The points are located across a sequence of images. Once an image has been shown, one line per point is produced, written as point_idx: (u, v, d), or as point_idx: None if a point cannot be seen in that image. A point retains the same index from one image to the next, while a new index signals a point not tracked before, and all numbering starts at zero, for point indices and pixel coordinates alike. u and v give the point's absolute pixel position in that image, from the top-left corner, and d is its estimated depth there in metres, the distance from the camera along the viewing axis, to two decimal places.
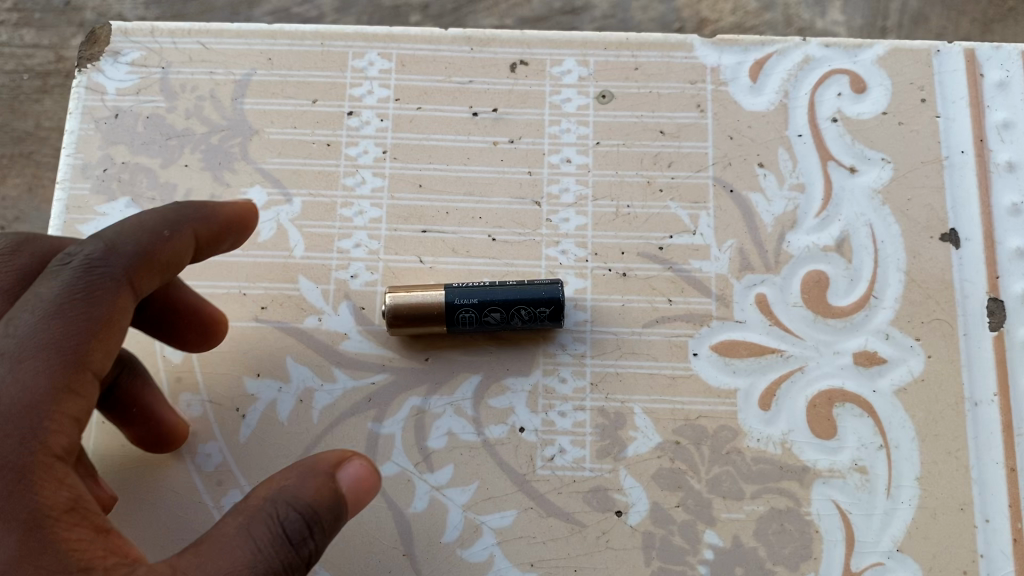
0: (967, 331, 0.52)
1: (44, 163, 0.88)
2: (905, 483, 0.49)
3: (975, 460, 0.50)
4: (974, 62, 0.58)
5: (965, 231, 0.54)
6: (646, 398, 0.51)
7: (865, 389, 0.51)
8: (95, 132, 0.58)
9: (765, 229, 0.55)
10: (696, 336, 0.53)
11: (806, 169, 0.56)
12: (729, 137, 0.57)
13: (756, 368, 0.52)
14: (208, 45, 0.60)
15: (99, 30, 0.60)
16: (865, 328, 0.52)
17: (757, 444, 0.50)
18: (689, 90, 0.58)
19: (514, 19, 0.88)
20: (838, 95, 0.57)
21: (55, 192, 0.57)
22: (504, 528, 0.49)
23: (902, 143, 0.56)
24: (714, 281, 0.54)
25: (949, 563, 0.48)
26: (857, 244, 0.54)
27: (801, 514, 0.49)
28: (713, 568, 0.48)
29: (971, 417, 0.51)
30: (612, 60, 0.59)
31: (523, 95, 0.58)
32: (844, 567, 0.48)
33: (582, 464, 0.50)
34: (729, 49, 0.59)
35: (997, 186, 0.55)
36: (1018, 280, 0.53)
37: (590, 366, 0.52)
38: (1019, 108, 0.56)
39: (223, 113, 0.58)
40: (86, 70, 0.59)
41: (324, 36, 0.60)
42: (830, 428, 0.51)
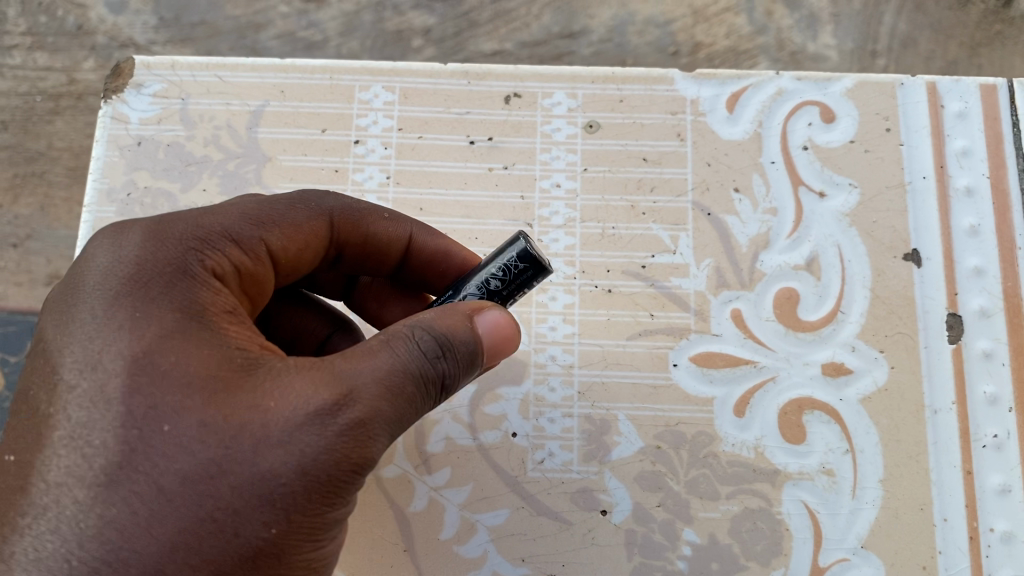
0: (928, 344, 0.56)
1: (54, 183, 1.06)
2: (869, 485, 0.53)
3: (934, 463, 0.53)
4: (935, 94, 0.61)
5: (926, 251, 0.58)
6: (629, 406, 0.55)
7: (833, 397, 0.55)
8: (121, 158, 0.62)
9: (740, 249, 0.58)
10: (676, 348, 0.56)
11: (779, 194, 0.60)
12: (707, 164, 0.61)
13: (731, 378, 0.56)
14: (224, 78, 0.64)
15: (124, 62, 0.64)
16: (833, 341, 0.56)
17: (732, 448, 0.54)
18: (670, 120, 0.62)
19: (515, 43, 1.07)
20: (809, 124, 0.61)
21: (83, 214, 0.61)
22: (498, 525, 0.53)
23: (868, 169, 0.60)
24: (692, 298, 0.57)
25: (910, 559, 0.52)
26: (825, 262, 0.58)
27: (771, 514, 0.53)
28: (690, 563, 0.52)
29: (931, 424, 0.54)
30: (598, 93, 0.63)
31: (516, 125, 0.62)
32: (812, 562, 0.52)
33: (570, 466, 0.54)
34: (707, 82, 0.63)
35: (956, 210, 0.59)
36: (975, 297, 0.57)
37: (577, 375, 0.56)
38: (977, 136, 0.60)
39: (238, 141, 0.62)
40: (111, 100, 0.63)
41: (332, 71, 0.64)
42: (800, 433, 0.54)
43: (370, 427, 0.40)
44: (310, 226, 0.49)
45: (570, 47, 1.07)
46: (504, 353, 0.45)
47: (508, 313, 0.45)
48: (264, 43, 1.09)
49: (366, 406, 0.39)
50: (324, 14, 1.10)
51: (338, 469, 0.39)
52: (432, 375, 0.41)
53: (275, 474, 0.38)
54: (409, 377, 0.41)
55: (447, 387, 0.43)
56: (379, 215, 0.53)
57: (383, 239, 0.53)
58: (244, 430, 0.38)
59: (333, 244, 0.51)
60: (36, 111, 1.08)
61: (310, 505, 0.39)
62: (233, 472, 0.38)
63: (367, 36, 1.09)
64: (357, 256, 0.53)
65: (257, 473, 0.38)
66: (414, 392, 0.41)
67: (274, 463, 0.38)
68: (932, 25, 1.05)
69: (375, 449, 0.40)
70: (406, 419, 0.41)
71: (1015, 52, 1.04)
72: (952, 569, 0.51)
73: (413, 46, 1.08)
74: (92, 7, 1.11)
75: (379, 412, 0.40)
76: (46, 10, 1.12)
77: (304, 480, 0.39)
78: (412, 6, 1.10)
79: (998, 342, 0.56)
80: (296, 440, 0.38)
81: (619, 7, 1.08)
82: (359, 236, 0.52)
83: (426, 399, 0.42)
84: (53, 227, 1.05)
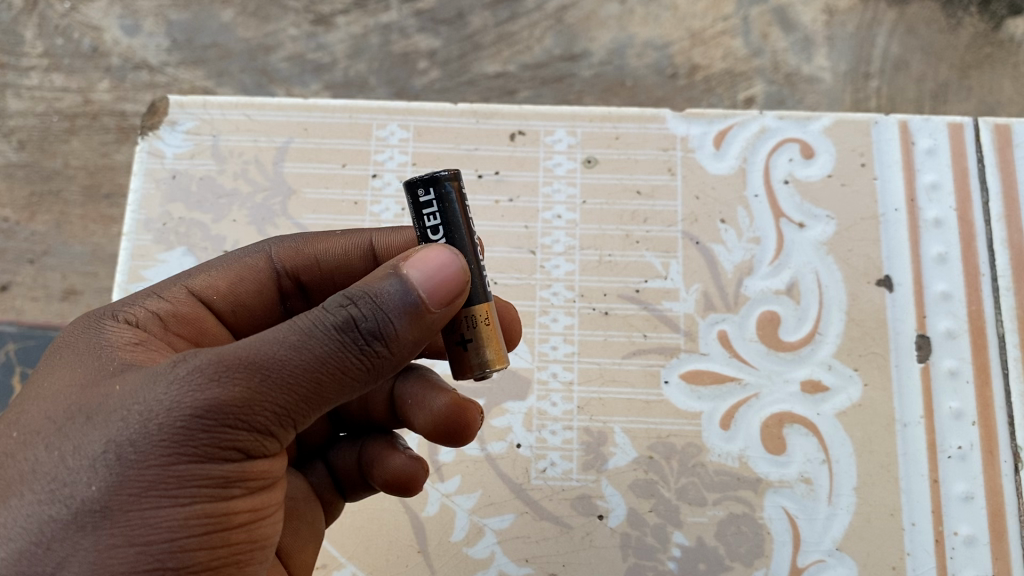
0: (898, 362, 0.61)
1: (70, 203, 1.10)
2: (844, 493, 0.58)
3: (904, 472, 0.58)
4: (907, 132, 0.68)
5: (897, 277, 0.63)
6: (624, 419, 0.60)
7: (811, 412, 0.60)
8: (157, 190, 0.68)
9: (726, 274, 0.64)
10: (668, 366, 0.61)
11: (762, 224, 0.65)
12: (695, 196, 0.66)
13: (718, 394, 0.61)
14: (250, 116, 0.70)
15: (157, 102, 0.72)
16: (812, 360, 0.61)
17: (718, 458, 0.59)
18: (662, 157, 0.68)
19: (519, 65, 1.14)
20: (790, 160, 0.67)
21: (122, 243, 0.67)
22: (504, 529, 0.58)
23: (843, 201, 0.66)
24: (682, 319, 0.63)
25: (881, 561, 0.56)
26: (804, 288, 0.63)
27: (754, 519, 0.57)
28: (680, 564, 0.57)
29: (901, 436, 0.59)
30: (597, 131, 0.69)
31: (521, 160, 0.68)
32: (791, 563, 0.56)
33: (570, 474, 0.59)
34: (697, 122, 0.69)
35: (925, 239, 0.64)
36: (943, 319, 0.62)
37: (576, 391, 0.61)
38: (945, 171, 0.66)
39: (265, 176, 0.68)
40: (148, 137, 0.70)
41: (352, 110, 0.70)
42: (780, 445, 0.59)
43: (221, 368, 0.37)
44: (250, 258, 0.55)
45: (571, 69, 1.13)
46: (456, 288, 0.41)
47: (453, 254, 0.42)
48: (273, 64, 1.15)
49: (224, 349, 0.38)
50: (332, 37, 1.17)
51: (177, 413, 0.37)
52: (334, 321, 0.39)
53: (117, 421, 0.38)
54: (290, 326, 0.38)
55: (370, 337, 0.39)
56: (334, 237, 0.57)
57: (338, 253, 0.56)
58: (102, 403, 0.39)
59: (290, 271, 0.56)
60: (53, 131, 1.13)
61: (146, 452, 0.37)
62: (84, 425, 0.39)
63: (374, 57, 1.16)
64: (324, 276, 0.57)
65: (103, 422, 0.38)
66: (315, 340, 0.38)
67: (118, 415, 0.38)
68: (923, 48, 1.11)
69: (231, 396, 0.37)
70: (285, 369, 0.38)
71: (1005, 73, 1.09)
72: (919, 570, 0.56)
73: (418, 68, 1.15)
74: (107, 30, 1.17)
75: (240, 354, 0.38)
76: (62, 32, 1.18)
77: (144, 425, 0.37)
78: (418, 30, 1.17)
79: (963, 362, 0.61)
80: (147, 390, 0.38)
81: (618, 30, 1.15)
82: (310, 256, 0.56)
83: (322, 348, 0.38)
84: (69, 244, 1.09)
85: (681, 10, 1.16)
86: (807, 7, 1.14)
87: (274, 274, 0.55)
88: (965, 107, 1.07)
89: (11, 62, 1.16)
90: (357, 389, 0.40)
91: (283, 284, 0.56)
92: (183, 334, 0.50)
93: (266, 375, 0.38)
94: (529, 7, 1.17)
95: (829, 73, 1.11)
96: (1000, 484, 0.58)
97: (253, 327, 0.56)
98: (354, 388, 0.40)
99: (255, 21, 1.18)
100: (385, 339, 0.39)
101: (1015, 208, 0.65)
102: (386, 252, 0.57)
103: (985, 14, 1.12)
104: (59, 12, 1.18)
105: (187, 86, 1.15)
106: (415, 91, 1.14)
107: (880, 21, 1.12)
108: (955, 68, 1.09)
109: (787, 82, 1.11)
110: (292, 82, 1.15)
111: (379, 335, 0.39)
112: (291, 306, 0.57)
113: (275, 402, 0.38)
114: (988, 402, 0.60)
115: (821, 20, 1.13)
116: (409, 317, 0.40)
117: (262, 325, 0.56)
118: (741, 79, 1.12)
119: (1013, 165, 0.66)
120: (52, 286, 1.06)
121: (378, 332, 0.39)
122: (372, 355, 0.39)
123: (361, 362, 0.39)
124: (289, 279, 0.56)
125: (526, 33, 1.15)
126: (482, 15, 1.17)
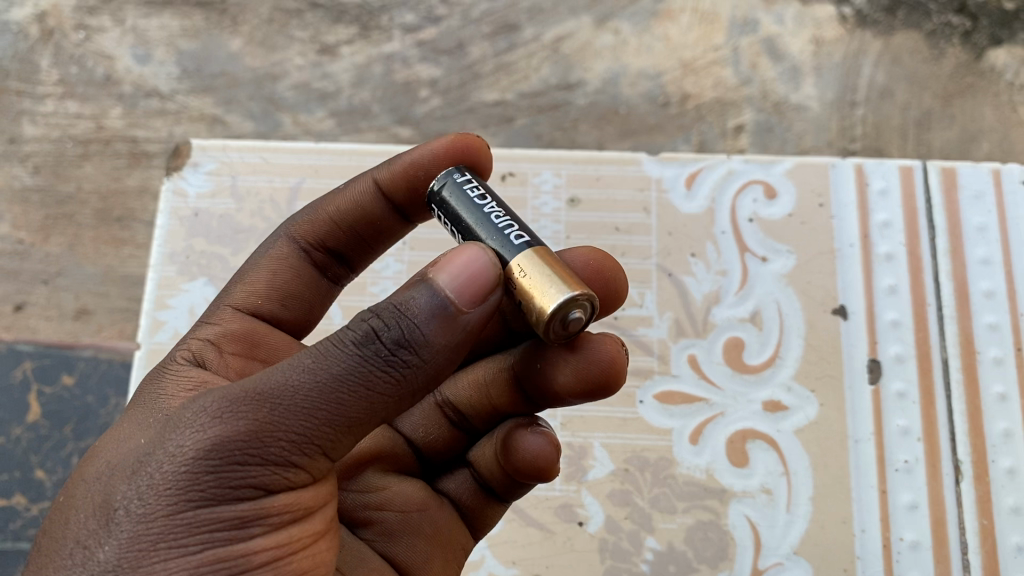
0: (852, 384, 0.82)
1: (83, 224, 1.13)
2: (801, 502, 0.77)
3: (857, 484, 0.78)
4: (863, 175, 0.91)
5: (851, 306, 0.85)
6: (603, 435, 0.80)
7: (773, 429, 0.80)
8: (181, 225, 0.91)
9: (696, 304, 0.86)
10: (642, 387, 0.82)
11: (730, 262, 0.88)
12: (669, 234, 0.89)
13: (686, 413, 0.81)
14: (268, 159, 0.94)
15: (182, 147, 0.95)
16: (773, 381, 0.82)
17: (685, 470, 0.78)
18: (640, 197, 0.91)
19: (516, 93, 1.20)
20: (755, 202, 0.90)
21: (152, 272, 0.88)
22: (494, 534, 0.76)
23: (800, 242, 0.88)
24: (656, 344, 0.84)
25: (835, 559, 0.75)
26: (768, 315, 0.85)
27: (719, 525, 0.76)
28: (653, 562, 0.75)
29: (854, 450, 0.79)
30: (580, 173, 0.92)
31: (511, 199, 0.91)
32: (754, 563, 0.75)
33: (554, 486, 0.78)
34: (671, 164, 0.93)
35: (879, 273, 0.87)
36: (891, 345, 0.83)
37: (560, 411, 0.81)
38: (894, 211, 0.90)
39: (279, 212, 0.91)
40: (174, 179, 0.93)
41: (359, 153, 0.94)
42: (743, 457, 0.79)
43: (231, 410, 0.44)
44: (275, 251, 0.65)
45: (567, 97, 1.20)
46: (485, 282, 0.47)
47: (480, 255, 0.48)
48: (281, 93, 1.22)
49: (234, 392, 0.44)
50: (338, 66, 1.24)
51: (190, 457, 0.43)
52: (355, 338, 0.45)
53: (139, 472, 0.44)
54: (303, 358, 0.45)
55: (392, 348, 0.44)
56: (341, 193, 0.66)
57: (347, 205, 0.65)
58: (131, 457, 0.46)
59: (313, 241, 0.66)
60: (67, 156, 1.17)
61: (160, 496, 0.43)
62: (113, 479, 0.45)
63: (378, 85, 1.22)
64: (345, 232, 0.66)
65: (127, 474, 0.45)
66: (331, 363, 0.44)
67: (139, 468, 0.45)
68: (907, 77, 1.18)
69: (239, 434, 0.43)
70: (292, 399, 0.44)
71: (985, 102, 1.16)
72: (867, 569, 0.75)
73: (420, 96, 1.21)
74: (120, 58, 1.24)
75: (246, 397, 0.44)
76: (76, 61, 1.24)
77: (161, 471, 0.43)
78: (420, 59, 1.24)
79: (909, 384, 0.82)
80: (169, 439, 0.45)
81: (612, 60, 1.22)
82: (325, 219, 0.65)
83: (334, 370, 0.44)
84: (82, 264, 1.11)
85: (673, 41, 1.23)
86: (796, 37, 1.22)
87: (302, 252, 0.66)
88: (948, 135, 1.14)
89: (28, 90, 1.22)
90: (371, 412, 0.45)
91: (314, 256, 0.66)
92: (236, 349, 0.60)
93: (275, 407, 0.43)
94: (526, 38, 1.24)
95: (816, 101, 1.18)
96: (943, 495, 0.77)
97: (308, 309, 0.66)
98: (365, 412, 0.44)
99: (262, 51, 1.25)
100: (410, 347, 0.44)
101: (955, 245, 0.88)
102: (387, 183, 0.64)
103: (966, 46, 1.20)
104: (74, 42, 1.25)
105: (197, 111, 1.21)
106: (417, 117, 1.20)
107: (866, 51, 1.20)
108: (938, 97, 1.17)
109: (775, 110, 1.18)
110: (298, 109, 1.21)
111: (403, 343, 0.44)
112: (331, 272, 0.67)
113: (284, 434, 0.43)
114: (933, 422, 0.80)
115: (809, 49, 1.21)
116: (427, 324, 0.45)
117: (315, 304, 0.67)
118: (732, 108, 1.18)
119: (956, 205, 0.90)
120: (64, 306, 1.08)
121: (401, 340, 0.44)
122: (394, 365, 0.44)
123: (380, 377, 0.44)
124: (316, 250, 0.66)
125: (524, 63, 1.22)
126: (482, 44, 1.24)
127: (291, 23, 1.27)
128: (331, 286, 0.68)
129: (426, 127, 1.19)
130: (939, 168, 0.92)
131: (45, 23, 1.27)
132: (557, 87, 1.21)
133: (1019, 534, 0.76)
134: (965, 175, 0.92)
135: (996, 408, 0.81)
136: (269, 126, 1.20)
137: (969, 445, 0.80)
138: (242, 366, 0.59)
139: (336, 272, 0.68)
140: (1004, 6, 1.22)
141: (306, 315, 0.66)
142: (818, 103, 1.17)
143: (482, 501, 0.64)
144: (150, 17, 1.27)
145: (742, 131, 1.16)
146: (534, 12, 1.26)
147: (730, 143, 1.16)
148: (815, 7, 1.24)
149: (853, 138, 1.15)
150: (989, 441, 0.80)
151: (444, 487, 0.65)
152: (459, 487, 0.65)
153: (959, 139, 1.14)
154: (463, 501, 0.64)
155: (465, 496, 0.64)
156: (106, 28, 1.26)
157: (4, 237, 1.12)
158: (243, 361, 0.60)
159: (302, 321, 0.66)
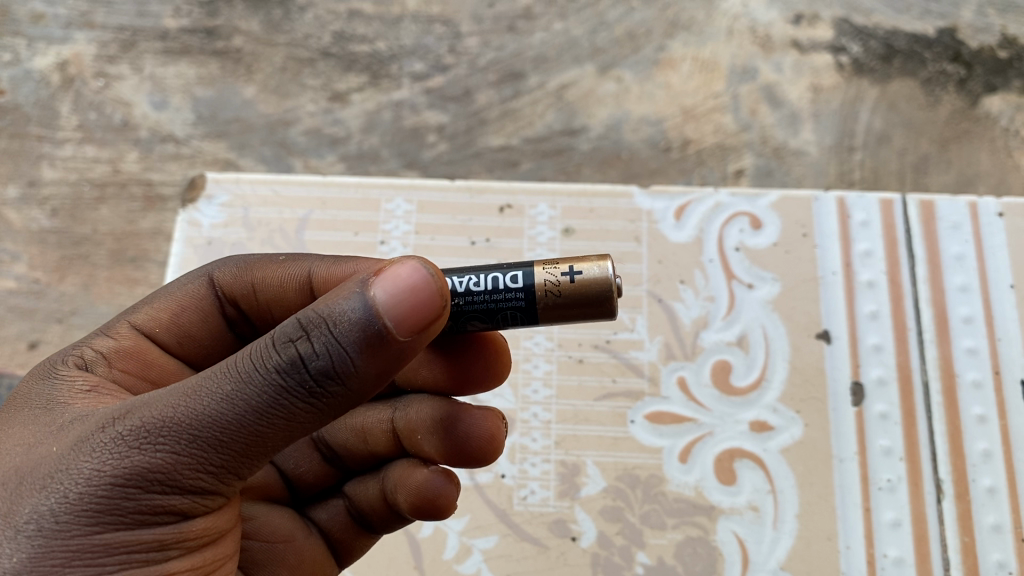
0: (836, 406, 0.85)
1: (95, 263, 1.17)
2: (788, 519, 0.80)
3: (842, 502, 0.81)
4: (845, 206, 0.95)
5: (834, 332, 0.88)
6: (596, 453, 0.83)
7: (759, 447, 0.83)
8: (193, 254, 0.95)
9: (685, 326, 0.89)
10: (633, 407, 0.85)
11: (717, 288, 0.91)
12: (659, 262, 0.92)
13: (675, 433, 0.84)
14: (279, 192, 0.98)
15: (197, 179, 0.99)
16: (759, 403, 0.85)
17: (676, 487, 0.82)
18: (631, 225, 0.95)
19: (521, 138, 1.25)
20: (740, 231, 0.94)
21: None
22: (489, 548, 0.80)
23: (784, 265, 0.92)
24: (646, 366, 0.87)
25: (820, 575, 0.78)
26: (753, 339, 0.88)
27: (708, 542, 0.79)
28: None
29: (838, 469, 0.82)
30: (575, 206, 0.96)
31: (508, 230, 0.95)
32: None
33: (549, 501, 0.82)
34: (661, 196, 0.96)
35: (861, 301, 0.90)
36: (872, 369, 0.86)
37: (555, 430, 0.85)
38: (874, 240, 0.93)
39: (288, 242, 0.95)
40: (189, 209, 0.97)
41: (364, 186, 0.98)
42: (731, 476, 0.82)
43: (150, 442, 0.48)
44: (199, 294, 0.70)
45: (571, 142, 1.24)
46: (429, 311, 0.50)
47: (425, 274, 0.50)
48: (294, 139, 1.26)
49: (153, 422, 0.49)
50: (349, 112, 1.28)
51: (107, 482, 0.48)
52: (281, 364, 0.48)
53: (53, 486, 0.49)
54: (220, 388, 0.49)
55: (317, 378, 0.48)
56: (276, 267, 0.71)
57: (275, 283, 0.71)
58: (41, 470, 0.50)
59: (229, 295, 0.71)
60: (84, 200, 1.21)
61: (75, 515, 0.48)
62: (22, 490, 0.49)
63: (387, 132, 1.27)
64: (260, 303, 0.71)
65: (38, 487, 0.49)
66: (248, 397, 0.48)
67: (50, 488, 0.49)
68: (903, 123, 1.22)
69: (159, 465, 0.48)
70: (207, 433, 0.48)
71: (981, 147, 1.20)
72: None
73: (428, 141, 1.26)
74: (138, 105, 1.29)
75: (164, 428, 0.48)
76: (95, 108, 1.29)
77: (76, 491, 0.48)
78: (428, 106, 1.29)
79: (892, 406, 0.85)
80: (83, 458, 0.49)
81: (615, 107, 1.26)
82: (249, 282, 0.70)
83: (253, 402, 0.48)
84: (94, 303, 1.14)
85: (673, 88, 1.27)
86: (794, 85, 1.26)
87: (216, 300, 0.71)
88: (945, 179, 1.18)
89: (48, 135, 1.27)
90: (285, 438, 0.50)
91: (227, 309, 0.72)
92: (126, 366, 0.65)
93: (192, 441, 0.48)
94: (531, 86, 1.28)
95: (814, 146, 1.21)
96: (924, 513, 0.80)
97: (201, 350, 0.72)
98: (276, 441, 0.50)
99: (275, 98, 1.30)
100: (337, 380, 0.49)
101: (935, 272, 0.91)
102: (322, 282, 0.70)
103: (962, 92, 1.24)
104: (94, 89, 1.30)
105: (211, 156, 1.25)
106: (425, 162, 1.25)
107: (863, 97, 1.24)
108: (935, 141, 1.20)
109: (775, 155, 1.21)
110: (309, 153, 1.26)
111: (329, 373, 0.49)
112: (239, 327, 0.73)
113: (200, 467, 0.49)
114: (914, 442, 0.83)
115: (806, 96, 1.25)
116: (356, 355, 0.49)
117: (212, 347, 0.72)
118: (732, 152, 1.22)
119: (935, 235, 0.93)
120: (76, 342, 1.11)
121: (330, 371, 0.48)
122: (316, 394, 0.49)
123: (302, 408, 0.49)
124: (230, 304, 0.72)
125: (529, 110, 1.26)
126: (488, 92, 1.29)
127: (303, 71, 1.31)
128: (232, 337, 0.73)
129: (433, 171, 1.24)
130: (919, 200, 0.95)
131: (66, 72, 1.31)
132: (561, 132, 1.25)
133: (1000, 550, 0.79)
134: (943, 207, 0.95)
135: (975, 430, 0.84)
136: (281, 168, 1.24)
137: (950, 465, 0.82)
138: (128, 382, 0.65)
139: (243, 328, 0.74)
140: (997, 55, 1.26)
141: (202, 352, 0.72)
142: (815, 147, 1.21)
143: (352, 533, 0.74)
144: (167, 65, 1.32)
145: (742, 175, 1.20)
146: (539, 61, 1.30)
147: (730, 186, 1.20)
148: (813, 55, 1.28)
149: (850, 181, 1.19)
150: (969, 460, 0.82)
151: (315, 517, 0.74)
152: (331, 516, 0.74)
153: (955, 183, 1.18)
154: (332, 531, 0.73)
155: (335, 527, 0.73)
156: (124, 76, 1.31)
157: (21, 277, 1.16)
158: (132, 379, 0.65)
159: (195, 358, 0.72)
